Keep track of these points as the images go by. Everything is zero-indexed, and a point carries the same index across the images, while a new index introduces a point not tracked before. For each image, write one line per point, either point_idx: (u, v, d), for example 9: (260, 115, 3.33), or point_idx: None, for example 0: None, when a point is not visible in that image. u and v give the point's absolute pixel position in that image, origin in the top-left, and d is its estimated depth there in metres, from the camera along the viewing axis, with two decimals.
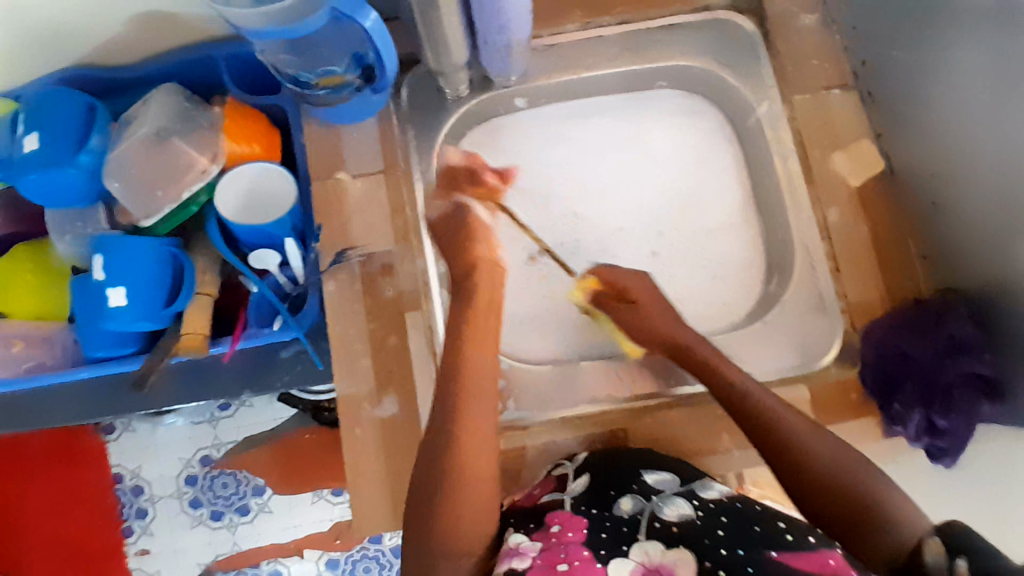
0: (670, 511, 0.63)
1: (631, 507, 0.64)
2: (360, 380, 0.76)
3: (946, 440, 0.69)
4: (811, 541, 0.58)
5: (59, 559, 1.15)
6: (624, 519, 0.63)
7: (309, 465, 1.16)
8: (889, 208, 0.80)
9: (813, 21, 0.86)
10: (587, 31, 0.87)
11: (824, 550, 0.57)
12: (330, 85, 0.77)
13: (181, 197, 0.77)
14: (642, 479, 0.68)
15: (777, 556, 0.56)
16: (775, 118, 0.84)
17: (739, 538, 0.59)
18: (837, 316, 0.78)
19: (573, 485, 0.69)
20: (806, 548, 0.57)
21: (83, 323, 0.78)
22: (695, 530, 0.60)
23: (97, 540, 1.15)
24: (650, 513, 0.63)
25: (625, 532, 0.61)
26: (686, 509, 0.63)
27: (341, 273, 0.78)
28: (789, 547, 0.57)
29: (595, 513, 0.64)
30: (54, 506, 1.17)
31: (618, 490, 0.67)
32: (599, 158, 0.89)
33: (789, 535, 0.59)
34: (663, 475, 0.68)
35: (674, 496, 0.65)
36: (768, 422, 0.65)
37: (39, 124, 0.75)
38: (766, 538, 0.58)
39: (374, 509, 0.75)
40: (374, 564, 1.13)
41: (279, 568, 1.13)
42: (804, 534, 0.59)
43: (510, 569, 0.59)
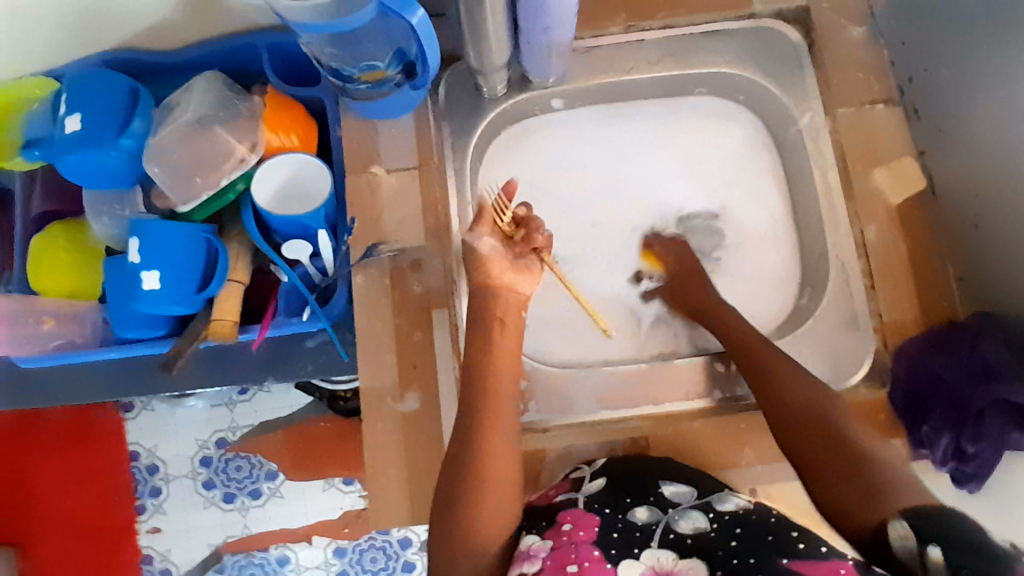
0: (684, 524, 0.62)
1: (647, 515, 0.63)
2: (383, 374, 0.77)
3: (974, 466, 0.68)
4: (822, 551, 0.58)
5: (73, 532, 1.17)
6: (639, 524, 0.62)
7: (323, 453, 1.17)
8: (929, 227, 0.79)
9: (860, 35, 0.84)
10: (630, 34, 0.86)
11: (835, 560, 0.57)
12: (371, 80, 0.77)
13: (219, 184, 0.77)
14: (659, 492, 0.67)
15: (788, 563, 0.56)
16: (817, 131, 0.82)
17: (752, 545, 0.58)
18: (870, 333, 0.77)
19: (589, 486, 0.68)
20: (819, 557, 0.57)
21: (114, 305, 0.79)
22: (709, 541, 0.60)
23: (108, 517, 1.17)
24: (665, 525, 0.62)
25: (638, 537, 0.61)
26: (701, 522, 0.62)
27: (371, 267, 0.78)
28: (801, 554, 0.57)
29: (608, 514, 0.63)
30: (67, 481, 1.18)
31: (634, 498, 0.66)
32: (632, 158, 0.88)
33: (800, 544, 0.59)
34: (681, 489, 0.67)
35: (690, 509, 0.64)
36: (803, 439, 0.64)
37: (81, 105, 0.75)
38: (779, 546, 0.58)
39: (388, 503, 0.75)
40: (380, 554, 1.15)
41: (287, 554, 1.15)
42: (815, 544, 0.59)
43: (520, 572, 0.58)
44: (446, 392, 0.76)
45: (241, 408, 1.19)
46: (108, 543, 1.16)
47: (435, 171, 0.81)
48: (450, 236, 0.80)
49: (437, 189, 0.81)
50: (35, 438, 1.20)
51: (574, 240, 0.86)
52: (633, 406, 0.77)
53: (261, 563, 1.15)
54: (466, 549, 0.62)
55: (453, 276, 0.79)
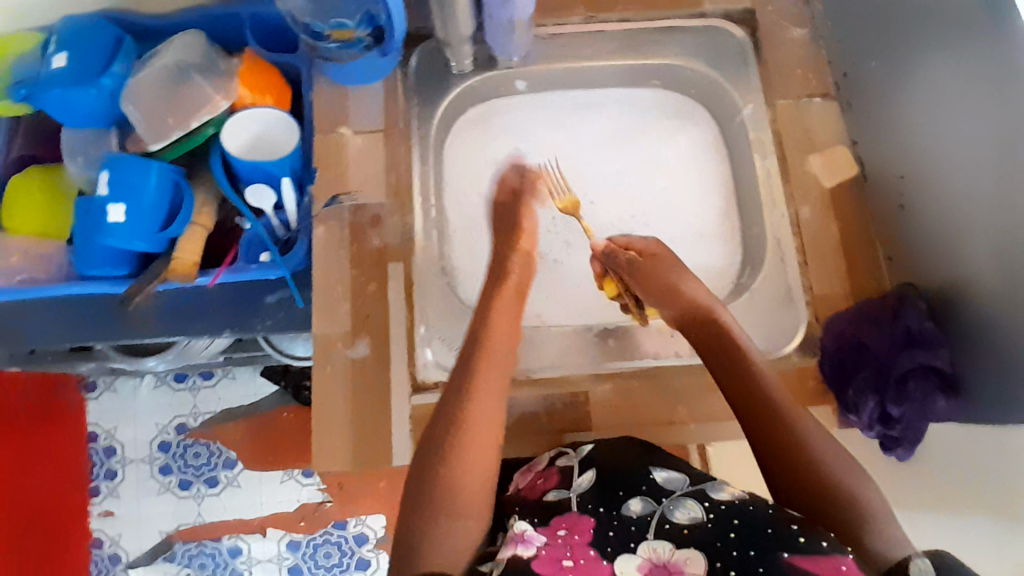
0: (680, 514, 0.61)
1: (641, 508, 0.63)
2: (336, 323, 0.80)
3: (899, 430, 0.73)
4: (823, 546, 0.54)
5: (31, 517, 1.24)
6: (633, 518, 0.62)
7: (283, 446, 1.38)
8: (858, 211, 0.84)
9: (801, 35, 0.91)
10: (589, 25, 0.92)
11: (838, 556, 0.53)
12: (342, 40, 0.81)
13: (188, 126, 0.81)
14: (651, 480, 0.66)
15: (788, 558, 0.54)
16: (759, 119, 0.88)
17: (753, 539, 0.56)
18: (803, 309, 0.81)
19: (579, 481, 0.68)
20: (820, 552, 0.53)
21: (80, 240, 0.81)
22: (705, 533, 0.58)
23: (65, 502, 1.31)
24: (660, 515, 0.62)
25: (633, 532, 0.61)
26: (697, 512, 0.61)
27: (332, 219, 0.82)
28: (803, 549, 0.54)
29: (602, 513, 0.63)
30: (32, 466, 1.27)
31: (626, 490, 0.65)
32: (598, 148, 0.93)
33: (801, 537, 0.55)
34: (674, 475, 0.66)
35: (684, 496, 0.63)
36: (788, 447, 0.64)
37: (67, 45, 0.80)
38: (780, 539, 0.56)
39: (330, 450, 0.77)
40: (335, 549, 1.33)
41: (239, 546, 1.34)
42: (817, 537, 0.55)
43: (514, 555, 0.59)
44: (397, 341, 0.80)
45: (203, 395, 1.39)
46: (63, 525, 1.29)
47: (400, 135, 0.86)
48: (410, 197, 0.84)
49: (400, 153, 0.86)
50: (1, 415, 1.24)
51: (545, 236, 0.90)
52: (577, 364, 0.80)
53: (211, 553, 1.34)
54: (442, 497, 0.61)
55: (411, 234, 0.83)
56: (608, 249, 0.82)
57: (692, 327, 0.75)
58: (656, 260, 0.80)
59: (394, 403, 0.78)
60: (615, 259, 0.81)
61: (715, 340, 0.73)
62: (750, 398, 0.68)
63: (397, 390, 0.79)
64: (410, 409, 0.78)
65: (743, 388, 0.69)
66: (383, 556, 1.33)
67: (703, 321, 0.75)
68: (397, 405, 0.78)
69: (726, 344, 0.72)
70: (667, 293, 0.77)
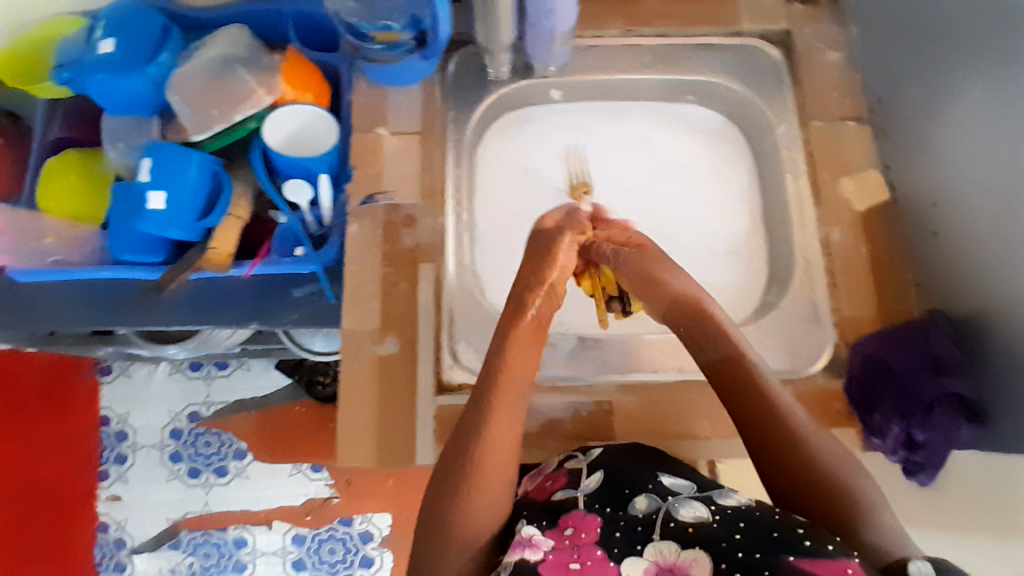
0: (685, 513, 0.62)
1: (646, 507, 0.64)
2: (366, 320, 0.81)
3: (922, 455, 0.75)
4: (829, 549, 0.54)
5: (36, 502, 1.22)
6: (639, 517, 0.62)
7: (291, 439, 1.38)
8: (888, 236, 0.84)
9: (838, 58, 0.91)
10: (627, 38, 0.92)
11: (843, 559, 0.53)
12: (386, 42, 0.83)
13: (232, 119, 0.82)
14: (657, 482, 0.67)
15: (793, 560, 0.54)
16: (792, 139, 0.88)
17: (757, 540, 0.56)
18: (830, 330, 0.81)
19: (586, 482, 0.68)
20: (826, 555, 0.54)
21: (117, 225, 0.82)
22: (711, 533, 0.58)
23: (72, 489, 1.30)
24: (665, 513, 0.62)
25: (639, 532, 0.61)
26: (703, 513, 0.61)
27: (366, 217, 0.83)
28: (808, 552, 0.54)
29: (608, 513, 0.63)
30: (45, 449, 1.26)
31: (632, 490, 0.65)
32: (628, 160, 0.94)
33: (807, 541, 0.56)
34: (680, 481, 0.67)
35: (691, 500, 0.63)
36: (794, 453, 0.63)
37: (116, 32, 0.81)
38: (784, 541, 0.56)
39: (355, 446, 0.77)
40: (339, 545, 1.33)
41: (244, 537, 1.34)
42: (822, 541, 0.55)
43: (521, 559, 0.58)
44: (425, 342, 0.81)
45: (217, 384, 1.41)
46: (69, 508, 1.30)
47: (436, 138, 0.87)
48: (443, 200, 0.85)
49: (436, 155, 0.86)
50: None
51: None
52: (604, 373, 0.81)
53: (217, 543, 1.33)
54: (460, 509, 0.62)
55: (442, 236, 0.84)
56: (587, 241, 0.81)
57: (674, 316, 0.75)
58: (640, 250, 0.79)
59: (419, 402, 0.79)
60: (596, 253, 0.80)
61: (705, 334, 0.72)
62: (735, 389, 0.68)
63: (422, 390, 0.79)
64: (434, 409, 0.78)
65: (731, 382, 0.68)
66: (387, 554, 1.34)
67: (686, 311, 0.74)
68: (421, 404, 0.79)
69: (703, 334, 0.72)
70: (655, 285, 0.76)
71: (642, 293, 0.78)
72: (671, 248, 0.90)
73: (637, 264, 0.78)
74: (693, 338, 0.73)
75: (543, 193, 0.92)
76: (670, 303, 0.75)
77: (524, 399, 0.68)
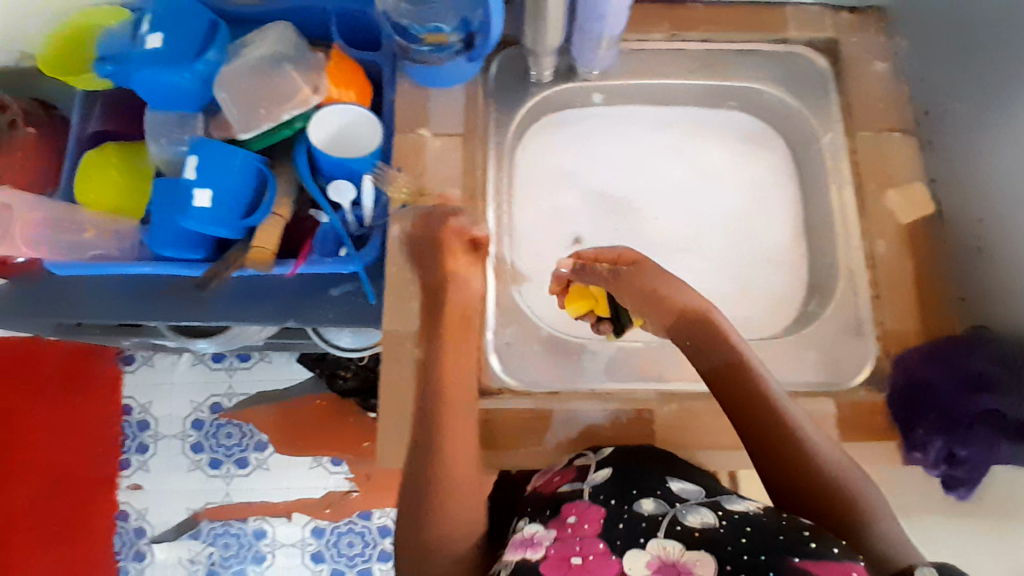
0: (692, 518, 0.61)
1: (653, 507, 0.63)
2: (406, 322, 0.80)
3: (964, 470, 0.75)
4: (834, 552, 0.54)
5: (55, 484, 1.34)
6: (644, 515, 0.62)
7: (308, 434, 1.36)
8: (934, 250, 0.83)
9: (885, 68, 0.90)
10: (671, 42, 0.91)
11: (848, 563, 0.52)
12: (434, 43, 0.82)
13: (279, 119, 0.82)
14: (665, 487, 0.66)
15: (799, 563, 0.53)
16: (837, 149, 0.87)
17: (761, 543, 0.55)
18: (873, 343, 0.81)
19: (595, 476, 0.70)
20: (829, 558, 0.53)
21: (159, 220, 0.81)
22: (717, 537, 0.58)
23: (91, 471, 1.34)
24: (672, 516, 0.62)
25: (644, 528, 0.61)
26: (709, 518, 0.60)
27: (408, 218, 0.82)
28: (812, 554, 0.53)
29: (614, 506, 0.64)
30: (62, 435, 1.36)
31: (641, 490, 0.66)
32: (668, 166, 0.94)
33: (812, 543, 0.55)
34: (689, 486, 0.66)
35: (698, 504, 0.63)
36: (804, 477, 0.62)
37: (164, 26, 0.81)
38: (789, 545, 0.55)
39: (395, 448, 0.77)
40: (357, 539, 1.32)
41: (264, 528, 1.32)
42: (828, 544, 0.54)
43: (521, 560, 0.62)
44: None
45: (239, 375, 1.38)
46: (86, 492, 1.34)
47: (478, 140, 0.86)
48: (484, 202, 0.84)
49: (478, 157, 0.86)
50: (14, 382, 1.37)
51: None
52: (645, 381, 0.81)
53: (237, 533, 1.32)
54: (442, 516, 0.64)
55: None
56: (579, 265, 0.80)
57: (678, 334, 0.71)
58: (638, 266, 0.75)
59: None
60: (591, 274, 0.78)
61: (714, 353, 0.69)
62: (745, 412, 0.66)
63: None
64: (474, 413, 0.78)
65: (739, 405, 0.66)
66: None
67: (691, 330, 0.71)
68: None
69: (711, 356, 0.68)
70: (660, 303, 0.72)
71: (648, 309, 0.73)
72: (711, 255, 0.90)
73: (640, 283, 0.74)
74: (701, 353, 0.69)
75: (582, 197, 0.92)
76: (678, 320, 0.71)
77: (475, 398, 0.70)
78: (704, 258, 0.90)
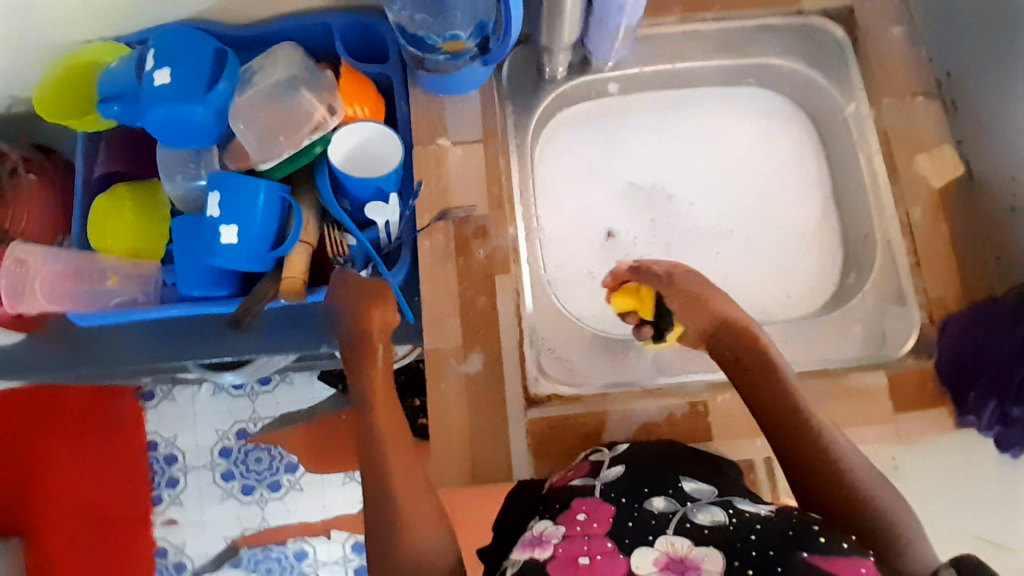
0: (702, 517, 0.56)
1: (663, 505, 0.59)
2: (448, 337, 0.79)
3: (1018, 431, 0.70)
4: (844, 547, 0.50)
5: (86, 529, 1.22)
6: (653, 513, 0.58)
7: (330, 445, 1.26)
8: (967, 212, 0.82)
9: (901, 32, 0.89)
10: (684, 25, 0.90)
11: (858, 558, 0.49)
12: (451, 51, 0.80)
13: (299, 144, 0.81)
14: (678, 486, 0.62)
15: (806, 557, 0.50)
16: (861, 119, 0.87)
17: (771, 539, 0.52)
18: (916, 310, 0.80)
19: (607, 472, 0.65)
20: (838, 553, 0.50)
21: (187, 261, 0.82)
22: (726, 536, 0.54)
23: (122, 509, 1.25)
24: (682, 515, 0.57)
25: (653, 525, 0.56)
26: (720, 516, 0.56)
27: (437, 232, 0.81)
28: (822, 549, 0.50)
29: (624, 502, 0.59)
30: (91, 475, 1.24)
31: (652, 488, 0.61)
32: (691, 152, 0.92)
33: (821, 537, 0.51)
34: (702, 486, 0.62)
35: (709, 504, 0.58)
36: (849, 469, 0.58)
37: (170, 60, 0.80)
38: (797, 540, 0.51)
39: (454, 465, 0.76)
40: None
41: (305, 549, 1.25)
42: (837, 538, 0.51)
43: (530, 557, 0.56)
44: (510, 357, 0.78)
45: (262, 399, 1.29)
46: (119, 532, 1.24)
47: (499, 145, 0.84)
48: (512, 207, 0.82)
49: (501, 162, 0.84)
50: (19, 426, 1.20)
51: (647, 242, 0.89)
52: (693, 373, 0.79)
53: (278, 557, 1.25)
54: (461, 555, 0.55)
55: (515, 245, 0.81)
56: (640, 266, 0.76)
57: (713, 341, 0.70)
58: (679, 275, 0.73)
59: (511, 416, 0.77)
60: (646, 274, 0.74)
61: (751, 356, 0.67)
62: (777, 425, 0.63)
63: (513, 404, 0.77)
64: (527, 423, 0.77)
65: (771, 416, 0.63)
66: None
67: (726, 338, 0.69)
68: (513, 419, 0.77)
69: (749, 364, 0.66)
70: (698, 307, 0.70)
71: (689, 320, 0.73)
72: (744, 239, 0.89)
73: (683, 292, 0.72)
74: (739, 365, 0.67)
75: (611, 190, 0.91)
76: (721, 323, 0.69)
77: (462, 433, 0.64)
78: (739, 242, 0.89)
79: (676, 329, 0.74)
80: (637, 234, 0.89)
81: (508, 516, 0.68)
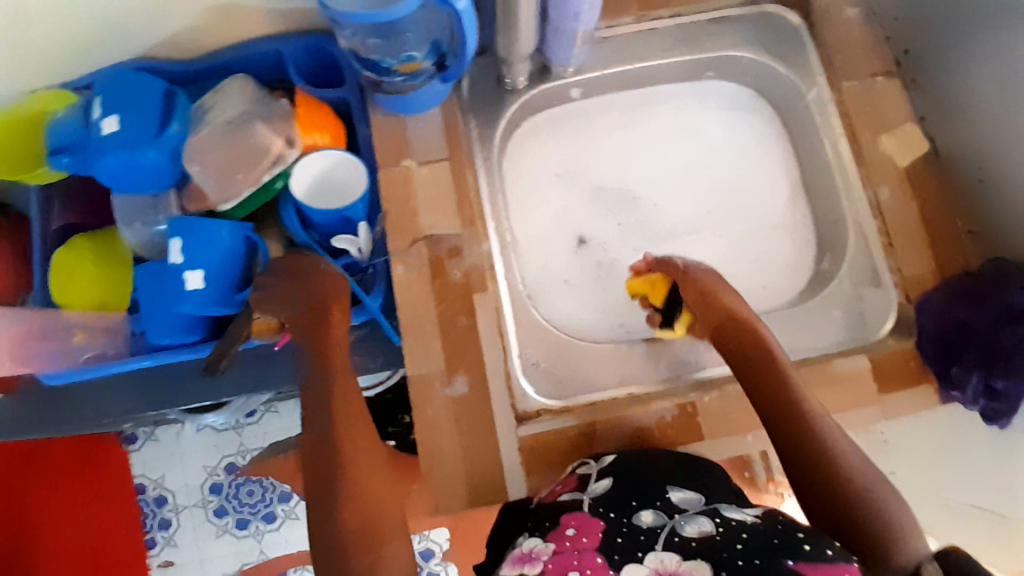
0: (690, 529, 0.56)
1: (652, 519, 0.58)
2: (431, 360, 0.77)
3: (1004, 403, 0.71)
4: (828, 554, 0.50)
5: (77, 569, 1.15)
6: (643, 528, 0.57)
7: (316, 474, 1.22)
8: (936, 187, 0.83)
9: (857, 13, 0.88)
10: (641, 23, 0.89)
11: (843, 564, 0.49)
12: (408, 71, 0.79)
13: (258, 180, 0.80)
14: (666, 496, 0.61)
15: (794, 564, 0.49)
16: (824, 103, 0.87)
17: (757, 547, 0.52)
18: (893, 290, 0.80)
19: (595, 486, 0.64)
20: (824, 560, 0.50)
21: (154, 312, 0.80)
22: (714, 547, 0.53)
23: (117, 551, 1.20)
24: (671, 527, 0.57)
25: (642, 541, 0.56)
26: (708, 526, 0.56)
27: (409, 257, 0.79)
28: (806, 556, 0.50)
29: (613, 518, 0.59)
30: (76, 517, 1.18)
31: (640, 501, 0.61)
32: (657, 150, 0.92)
33: (807, 545, 0.51)
34: (689, 495, 0.61)
35: (697, 514, 0.58)
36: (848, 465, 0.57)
37: (116, 106, 0.78)
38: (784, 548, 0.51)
39: (449, 490, 0.74)
40: None
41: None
42: (823, 545, 0.51)
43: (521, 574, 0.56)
44: (495, 377, 0.77)
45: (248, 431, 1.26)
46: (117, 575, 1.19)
47: (465, 160, 0.83)
48: (484, 224, 0.81)
49: (468, 180, 0.82)
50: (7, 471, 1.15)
51: (620, 245, 0.88)
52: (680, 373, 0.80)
53: None
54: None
55: (490, 261, 0.80)
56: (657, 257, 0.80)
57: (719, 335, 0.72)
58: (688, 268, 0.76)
59: (502, 434, 0.76)
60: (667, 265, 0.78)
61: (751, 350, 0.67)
62: (781, 419, 0.63)
63: (503, 423, 0.76)
64: (519, 441, 0.75)
65: (774, 409, 0.63)
66: None
67: (728, 336, 0.70)
68: (504, 438, 0.75)
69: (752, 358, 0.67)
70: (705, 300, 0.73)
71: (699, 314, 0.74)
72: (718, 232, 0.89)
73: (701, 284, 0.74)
74: (748, 363, 0.67)
75: (580, 195, 0.90)
76: (727, 315, 0.71)
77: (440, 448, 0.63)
78: (713, 236, 0.88)
79: (684, 319, 0.78)
80: (610, 238, 0.88)
81: (499, 536, 0.69)
